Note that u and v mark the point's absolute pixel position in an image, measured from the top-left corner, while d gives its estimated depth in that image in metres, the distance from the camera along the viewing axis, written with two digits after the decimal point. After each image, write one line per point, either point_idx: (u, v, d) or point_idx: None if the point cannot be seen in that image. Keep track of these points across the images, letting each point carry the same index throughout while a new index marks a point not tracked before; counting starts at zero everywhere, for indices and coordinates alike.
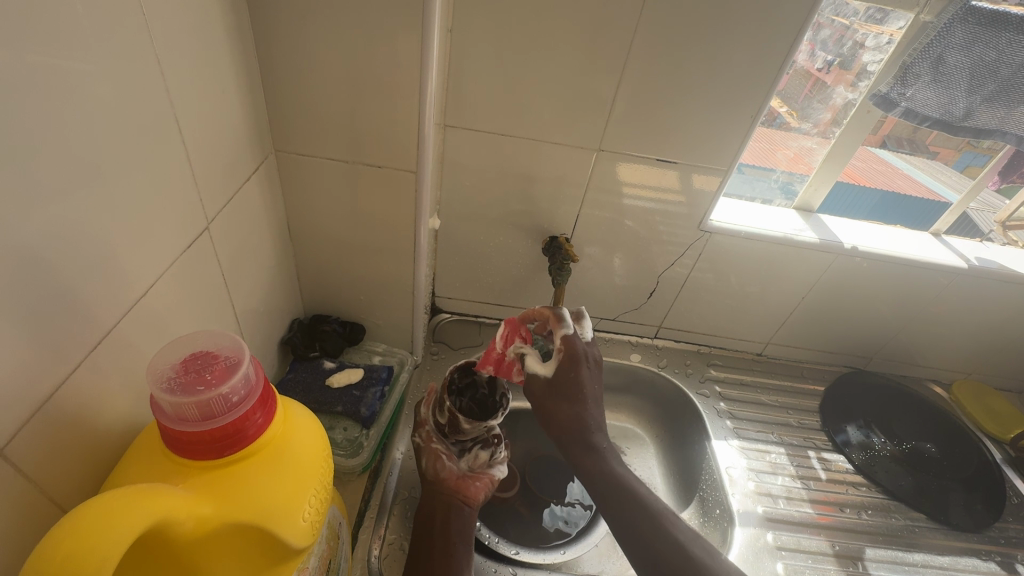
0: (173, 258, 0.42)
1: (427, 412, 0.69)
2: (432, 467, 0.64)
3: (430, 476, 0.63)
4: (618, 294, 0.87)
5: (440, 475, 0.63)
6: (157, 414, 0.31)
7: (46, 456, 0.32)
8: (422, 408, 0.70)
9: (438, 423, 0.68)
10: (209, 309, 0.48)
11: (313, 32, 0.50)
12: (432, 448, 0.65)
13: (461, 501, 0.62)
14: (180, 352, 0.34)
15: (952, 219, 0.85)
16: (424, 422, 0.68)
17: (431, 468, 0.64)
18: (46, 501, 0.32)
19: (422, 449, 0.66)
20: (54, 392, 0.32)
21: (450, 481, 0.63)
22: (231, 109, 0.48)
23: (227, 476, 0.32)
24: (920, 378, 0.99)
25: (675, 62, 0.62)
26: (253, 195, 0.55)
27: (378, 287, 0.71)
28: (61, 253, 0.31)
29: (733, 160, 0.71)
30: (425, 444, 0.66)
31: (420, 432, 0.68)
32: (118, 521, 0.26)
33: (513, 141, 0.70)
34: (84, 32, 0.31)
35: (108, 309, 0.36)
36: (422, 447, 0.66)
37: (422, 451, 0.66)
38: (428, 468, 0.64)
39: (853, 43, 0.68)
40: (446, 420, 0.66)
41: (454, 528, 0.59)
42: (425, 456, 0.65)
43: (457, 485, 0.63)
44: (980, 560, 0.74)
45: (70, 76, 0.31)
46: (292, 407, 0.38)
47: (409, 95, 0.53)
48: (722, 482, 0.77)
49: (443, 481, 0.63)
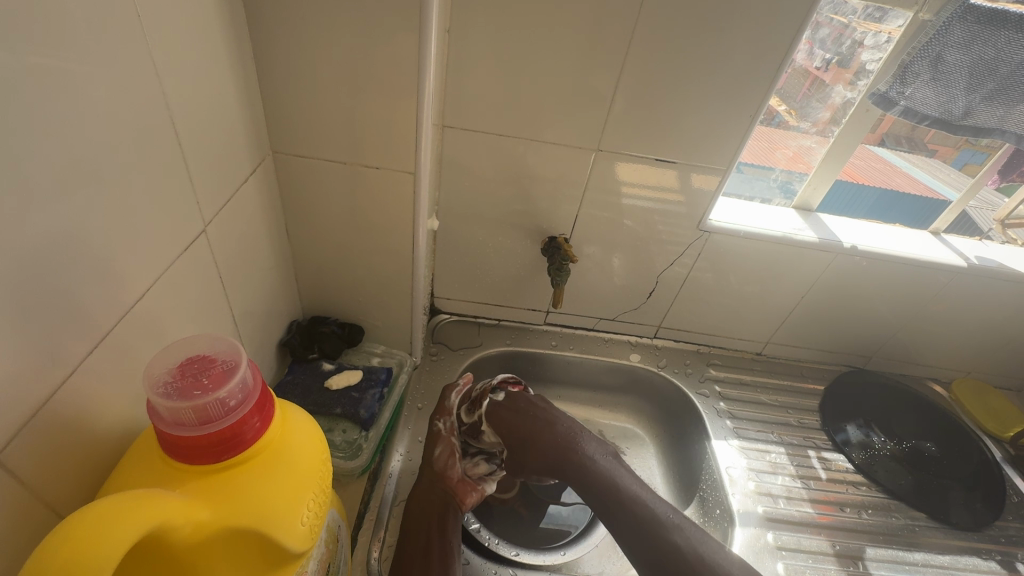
0: (170, 261, 0.42)
1: (455, 403, 0.70)
2: (443, 459, 0.64)
3: (437, 467, 0.64)
4: (617, 294, 0.87)
5: (446, 471, 0.64)
6: (155, 419, 0.31)
7: (43, 461, 0.32)
8: (450, 396, 0.71)
9: (460, 419, 0.69)
10: (206, 312, 0.48)
11: (311, 32, 0.49)
12: (450, 441, 0.66)
13: (455, 504, 0.62)
14: (177, 356, 0.34)
15: (952, 217, 0.86)
16: (450, 411, 0.70)
17: (441, 459, 0.65)
18: (43, 506, 0.32)
19: (439, 437, 0.67)
20: (49, 397, 0.32)
21: (452, 481, 0.63)
22: (228, 109, 0.48)
23: (224, 481, 0.32)
24: (919, 377, 0.99)
25: (674, 62, 0.62)
26: (250, 196, 0.55)
27: (376, 288, 0.71)
28: (56, 255, 0.31)
29: (732, 159, 0.71)
30: (444, 434, 0.67)
31: (442, 419, 0.69)
32: (117, 527, 0.26)
33: (511, 142, 0.70)
34: (79, 33, 0.31)
35: (104, 311, 0.35)
36: (440, 436, 0.67)
37: (439, 439, 0.66)
38: (439, 459, 0.65)
39: (851, 42, 0.68)
40: (470, 421, 0.68)
41: (448, 527, 0.59)
42: (440, 445, 0.66)
43: (457, 487, 0.63)
44: (981, 559, 0.74)
45: (64, 76, 0.30)
46: (291, 411, 0.38)
47: (407, 96, 0.53)
48: (722, 481, 0.77)
49: (446, 479, 0.63)
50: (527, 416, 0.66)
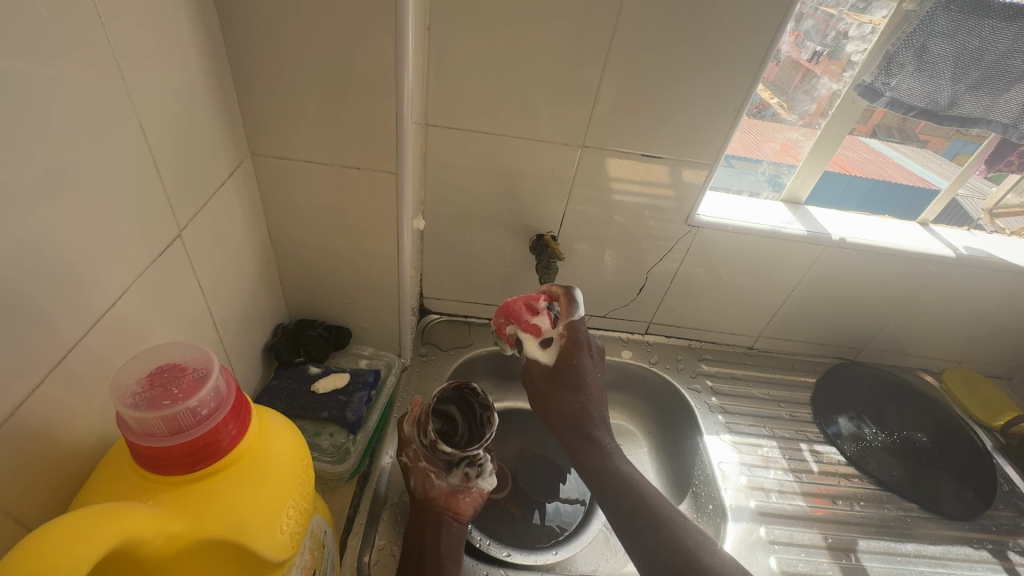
0: (145, 267, 0.41)
1: (411, 430, 0.66)
2: (422, 486, 0.63)
3: (420, 495, 0.62)
4: (607, 291, 0.87)
5: (430, 494, 0.62)
6: (124, 431, 0.30)
7: (11, 473, 0.31)
8: (405, 425, 0.67)
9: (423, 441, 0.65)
10: (184, 317, 0.47)
11: (286, 31, 0.48)
12: (420, 467, 0.63)
13: (451, 517, 0.62)
14: (146, 367, 0.33)
15: (941, 207, 0.84)
16: (409, 442, 0.66)
17: (420, 486, 0.63)
18: (9, 519, 0.32)
19: (410, 469, 0.64)
20: (15, 408, 0.31)
21: (440, 499, 0.62)
22: (203, 112, 0.48)
23: (198, 492, 0.31)
24: (910, 368, 0.99)
25: (659, 56, 0.62)
26: (229, 199, 0.54)
27: (362, 291, 0.71)
28: (20, 264, 0.30)
29: (719, 153, 0.70)
30: (413, 463, 0.64)
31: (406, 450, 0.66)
32: (81, 544, 0.25)
33: (496, 140, 0.69)
34: (44, 37, 0.30)
35: (74, 320, 0.35)
36: (410, 466, 0.64)
37: (410, 471, 0.64)
38: (417, 486, 0.63)
39: (836, 33, 0.68)
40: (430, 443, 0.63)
41: (443, 544, 0.60)
42: (414, 475, 0.64)
43: (447, 502, 0.63)
44: (972, 548, 0.74)
45: (21, 78, 0.29)
46: (269, 418, 0.38)
47: (387, 95, 0.52)
48: (714, 477, 0.77)
49: (433, 500, 0.62)
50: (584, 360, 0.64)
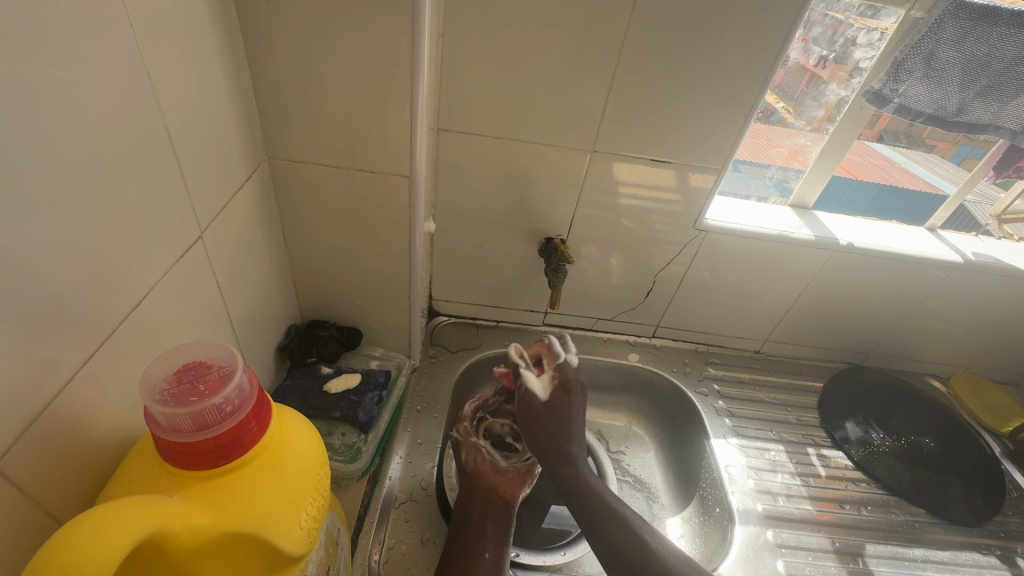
0: (166, 267, 0.42)
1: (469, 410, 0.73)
2: (471, 460, 0.68)
3: (469, 468, 0.67)
4: (616, 294, 0.87)
5: (478, 467, 0.67)
6: (151, 426, 0.31)
7: (43, 466, 0.32)
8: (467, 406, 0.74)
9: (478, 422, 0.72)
10: (203, 317, 0.48)
11: (303, 38, 0.50)
12: (471, 442, 0.69)
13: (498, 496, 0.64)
14: (172, 363, 0.34)
15: (947, 213, 0.86)
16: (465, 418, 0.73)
17: (471, 459, 0.68)
18: (40, 511, 0.32)
19: (461, 442, 0.70)
20: (46, 404, 0.32)
21: (487, 474, 0.66)
22: (223, 115, 0.49)
23: (222, 485, 0.32)
24: (918, 373, 0.99)
25: (667, 62, 0.63)
26: (246, 202, 0.55)
27: (374, 292, 0.71)
28: (51, 263, 0.31)
29: (727, 157, 0.71)
30: (464, 438, 0.70)
31: (458, 427, 0.72)
32: (115, 531, 0.26)
33: (506, 144, 0.70)
34: (76, 42, 0.32)
35: (101, 319, 0.36)
36: (462, 441, 0.70)
37: (462, 444, 0.69)
38: (467, 460, 0.68)
39: (845, 39, 0.68)
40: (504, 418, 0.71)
41: (489, 525, 0.61)
42: (465, 449, 0.69)
43: (494, 478, 0.66)
44: (980, 554, 0.74)
45: (54, 83, 0.30)
46: (288, 415, 0.39)
47: (400, 99, 0.53)
48: (721, 480, 0.77)
49: (481, 474, 0.66)
50: (568, 402, 0.65)
